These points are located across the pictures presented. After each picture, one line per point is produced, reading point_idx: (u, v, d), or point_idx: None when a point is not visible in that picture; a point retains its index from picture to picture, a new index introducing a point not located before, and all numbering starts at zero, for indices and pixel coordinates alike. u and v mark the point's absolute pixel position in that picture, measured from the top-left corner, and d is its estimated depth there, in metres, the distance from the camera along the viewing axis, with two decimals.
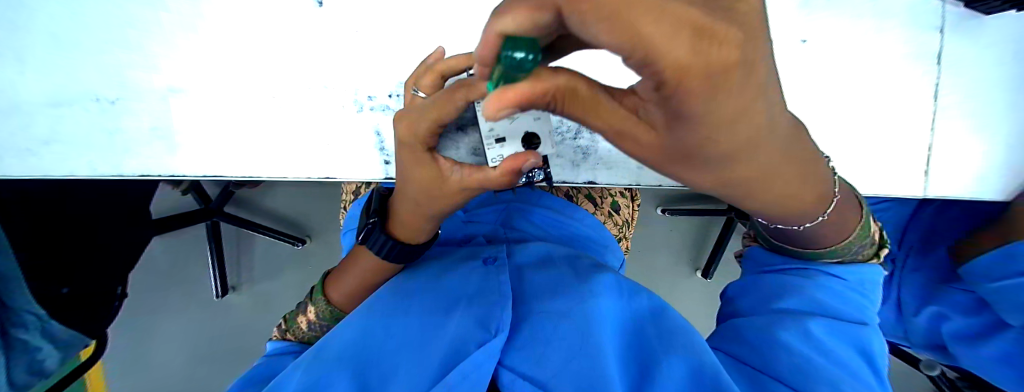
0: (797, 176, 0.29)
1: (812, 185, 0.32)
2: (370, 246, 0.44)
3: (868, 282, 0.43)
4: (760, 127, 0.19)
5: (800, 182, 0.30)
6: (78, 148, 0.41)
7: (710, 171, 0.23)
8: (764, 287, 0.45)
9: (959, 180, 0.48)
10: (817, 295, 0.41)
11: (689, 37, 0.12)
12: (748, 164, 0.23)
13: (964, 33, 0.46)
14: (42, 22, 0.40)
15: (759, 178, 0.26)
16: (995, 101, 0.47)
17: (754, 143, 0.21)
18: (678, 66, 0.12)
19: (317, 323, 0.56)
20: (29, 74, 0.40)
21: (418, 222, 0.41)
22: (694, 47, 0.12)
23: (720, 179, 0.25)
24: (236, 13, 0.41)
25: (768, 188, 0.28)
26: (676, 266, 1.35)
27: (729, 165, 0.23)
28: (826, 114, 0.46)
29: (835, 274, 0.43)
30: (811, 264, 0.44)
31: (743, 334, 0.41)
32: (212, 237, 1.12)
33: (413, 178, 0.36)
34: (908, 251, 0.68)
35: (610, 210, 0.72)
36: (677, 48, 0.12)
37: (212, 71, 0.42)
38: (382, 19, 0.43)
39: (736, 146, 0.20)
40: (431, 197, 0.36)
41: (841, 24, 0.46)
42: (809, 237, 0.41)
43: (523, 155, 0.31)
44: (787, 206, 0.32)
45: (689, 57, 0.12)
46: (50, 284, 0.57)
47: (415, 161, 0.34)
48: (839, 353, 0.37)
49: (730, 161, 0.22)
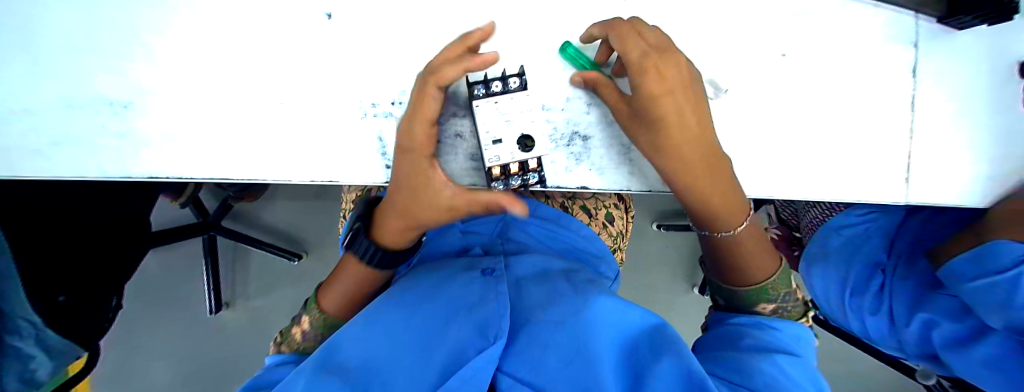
0: (708, 177, 0.42)
1: (714, 172, 0.42)
2: (356, 251, 0.46)
3: (807, 337, 0.50)
4: (677, 119, 0.39)
5: (708, 182, 0.43)
6: (90, 151, 0.42)
7: (653, 136, 0.40)
8: (727, 332, 0.50)
9: (942, 188, 0.49)
10: (769, 338, 0.46)
11: (637, 49, 0.39)
12: (677, 140, 0.40)
13: (937, 48, 0.49)
14: (58, 32, 0.42)
15: (681, 164, 0.41)
16: (970, 113, 0.49)
17: (673, 129, 0.39)
18: (630, 56, 0.39)
19: (310, 332, 0.55)
20: (45, 80, 0.42)
21: (402, 231, 0.44)
22: (640, 52, 0.38)
23: (659, 150, 0.40)
24: (248, 27, 0.44)
25: (679, 183, 0.43)
26: (672, 282, 1.35)
27: (661, 140, 0.40)
28: (811, 123, 0.48)
29: (778, 327, 0.49)
30: (763, 320, 0.50)
31: (721, 361, 0.44)
32: (207, 251, 1.13)
33: (404, 185, 0.39)
34: (897, 260, 0.69)
35: (604, 221, 0.73)
36: (633, 48, 0.39)
37: (221, 77, 0.44)
38: (386, 30, 0.45)
39: (657, 119, 0.39)
40: (423, 209, 0.40)
41: (821, 40, 0.48)
42: (738, 260, 0.52)
43: (511, 201, 0.36)
44: (703, 189, 0.43)
45: (635, 53, 0.39)
46: (49, 289, 0.58)
47: (412, 169, 0.38)
48: (800, 380, 0.41)
49: (660, 134, 0.40)
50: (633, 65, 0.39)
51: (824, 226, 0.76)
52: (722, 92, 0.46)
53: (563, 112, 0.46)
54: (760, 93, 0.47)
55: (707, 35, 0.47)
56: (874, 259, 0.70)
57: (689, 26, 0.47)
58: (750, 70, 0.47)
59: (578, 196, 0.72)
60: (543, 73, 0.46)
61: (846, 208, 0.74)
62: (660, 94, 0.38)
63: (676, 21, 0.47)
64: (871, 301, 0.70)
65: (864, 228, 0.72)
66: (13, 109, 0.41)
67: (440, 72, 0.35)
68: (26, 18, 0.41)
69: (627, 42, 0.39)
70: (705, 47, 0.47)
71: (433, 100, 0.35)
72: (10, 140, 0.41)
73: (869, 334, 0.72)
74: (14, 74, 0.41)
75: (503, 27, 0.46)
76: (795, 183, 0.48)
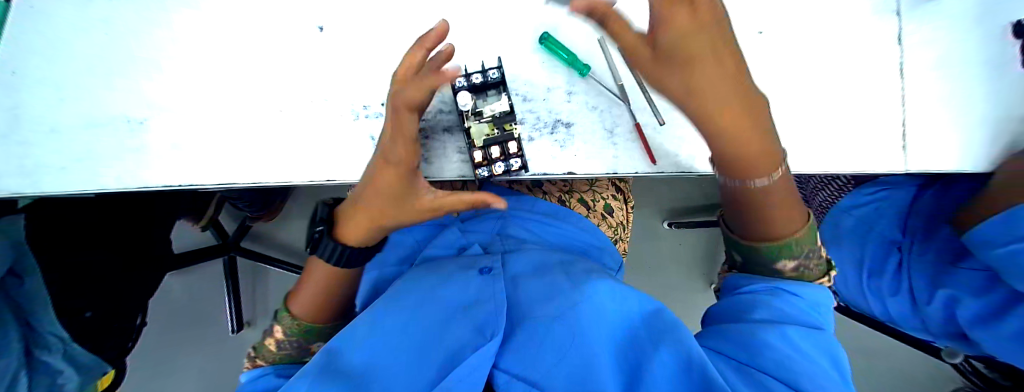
0: (748, 123, 0.42)
1: (754, 126, 0.42)
2: (322, 253, 0.48)
3: (823, 303, 0.47)
4: (713, 48, 0.39)
5: (751, 131, 0.43)
6: (108, 165, 0.45)
7: (684, 73, 0.40)
8: (734, 306, 0.48)
9: (945, 152, 0.48)
10: (783, 308, 0.44)
11: None
12: (702, 79, 0.40)
13: (918, 16, 0.49)
14: (76, 58, 0.46)
15: (713, 111, 0.41)
16: (964, 74, 0.48)
17: (709, 67, 0.40)
18: None
19: (286, 340, 0.54)
20: (67, 102, 0.45)
21: (370, 229, 0.46)
22: None
23: (689, 90, 0.41)
24: (246, 43, 0.47)
25: (721, 140, 0.43)
26: (690, 281, 1.32)
27: (689, 89, 0.41)
28: (798, 95, 0.48)
29: (796, 293, 0.47)
30: (780, 285, 0.47)
31: (728, 335, 0.43)
32: (228, 270, 1.17)
33: (383, 192, 0.41)
34: (913, 238, 0.67)
35: (603, 213, 0.73)
36: None
37: (222, 90, 0.47)
38: (374, 37, 0.48)
39: (693, 54, 0.39)
40: (402, 212, 0.42)
41: (797, 15, 0.49)
42: (760, 217, 0.48)
43: (494, 196, 0.39)
44: (746, 143, 0.43)
45: None
46: (71, 306, 0.62)
47: (389, 180, 0.40)
48: (812, 355, 0.39)
49: (696, 77, 0.40)
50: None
51: (833, 209, 0.75)
52: None
53: (544, 102, 0.47)
54: None
55: None
56: (888, 238, 0.69)
57: None
58: None
59: (575, 189, 0.73)
60: (524, 66, 0.48)
61: (856, 188, 0.73)
62: (688, 36, 0.38)
63: None
64: (889, 282, 0.68)
65: (874, 207, 0.71)
66: (40, 132, 0.45)
67: (405, 95, 0.36)
68: (45, 46, 0.45)
69: None
70: None
71: (409, 124, 0.37)
72: (36, 159, 0.44)
73: (891, 316, 0.71)
74: (37, 97, 0.45)
75: (483, 23, 0.48)
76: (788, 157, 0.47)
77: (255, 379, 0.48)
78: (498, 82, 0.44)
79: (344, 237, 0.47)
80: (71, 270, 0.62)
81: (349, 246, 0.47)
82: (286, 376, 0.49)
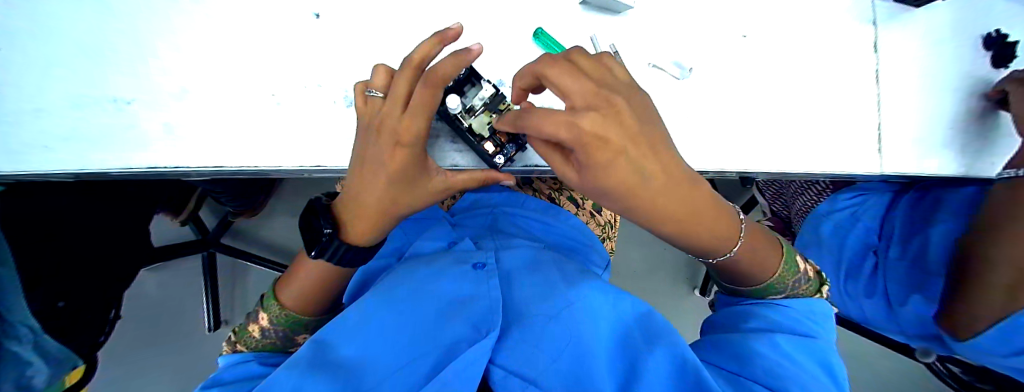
0: (694, 220, 0.38)
1: (701, 210, 0.38)
2: (329, 252, 0.46)
3: (820, 312, 0.48)
4: (641, 182, 0.32)
5: (703, 213, 0.38)
6: (94, 143, 0.44)
7: (617, 203, 0.34)
8: (735, 315, 0.49)
9: (908, 156, 0.51)
10: (776, 318, 0.45)
11: (562, 124, 0.29)
12: (646, 198, 0.33)
13: (888, 29, 0.53)
14: (64, 37, 0.45)
15: (652, 222, 0.36)
16: (924, 85, 0.53)
17: (641, 196, 0.33)
18: (559, 136, 0.29)
19: (271, 329, 0.52)
20: (53, 79, 0.44)
21: (374, 223, 0.46)
22: (566, 127, 0.28)
23: (625, 211, 0.35)
24: (236, 26, 0.47)
25: (666, 231, 0.38)
26: (675, 285, 1.35)
27: (636, 210, 0.34)
28: (779, 96, 0.50)
29: (786, 304, 0.48)
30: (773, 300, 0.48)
31: (721, 343, 0.45)
32: (207, 268, 1.13)
33: (399, 181, 0.41)
34: (888, 242, 0.71)
35: (591, 211, 0.74)
36: (555, 125, 0.29)
37: (214, 71, 0.46)
38: (370, 22, 0.48)
39: (626, 195, 0.32)
40: (415, 195, 0.44)
41: (778, 21, 0.51)
42: (738, 271, 0.48)
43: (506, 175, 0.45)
44: (698, 225, 0.39)
45: (564, 131, 0.29)
46: (49, 297, 0.59)
47: (408, 166, 0.40)
48: (805, 364, 0.40)
49: (629, 204, 0.33)
50: (565, 144, 0.29)
51: (813, 212, 0.77)
52: (687, 72, 0.48)
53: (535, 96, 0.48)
54: (725, 70, 0.49)
55: (671, 21, 0.50)
56: (865, 242, 0.73)
57: (658, 12, 0.50)
58: (710, 50, 0.50)
59: (564, 188, 0.74)
60: (518, 60, 0.49)
61: (834, 194, 0.76)
62: (616, 160, 0.29)
63: (643, 6, 0.50)
64: (865, 284, 0.72)
65: (851, 212, 0.74)
66: (24, 111, 0.44)
67: (439, 68, 0.33)
68: (31, 22, 0.44)
69: (545, 118, 0.29)
70: (667, 31, 0.50)
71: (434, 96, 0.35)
72: (17, 136, 0.43)
73: (869, 317, 0.73)
74: (20, 74, 0.44)
75: (479, 15, 0.49)
76: (771, 155, 0.49)
77: (235, 364, 0.47)
78: (468, 75, 0.43)
79: (354, 238, 0.47)
80: (40, 261, 0.58)
81: (361, 246, 0.47)
82: (269, 364, 0.48)
